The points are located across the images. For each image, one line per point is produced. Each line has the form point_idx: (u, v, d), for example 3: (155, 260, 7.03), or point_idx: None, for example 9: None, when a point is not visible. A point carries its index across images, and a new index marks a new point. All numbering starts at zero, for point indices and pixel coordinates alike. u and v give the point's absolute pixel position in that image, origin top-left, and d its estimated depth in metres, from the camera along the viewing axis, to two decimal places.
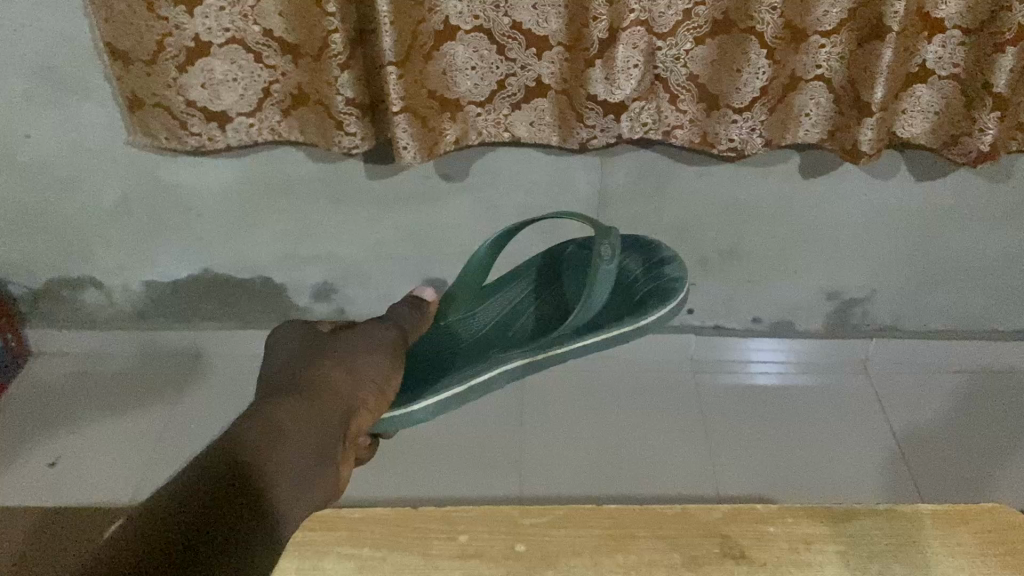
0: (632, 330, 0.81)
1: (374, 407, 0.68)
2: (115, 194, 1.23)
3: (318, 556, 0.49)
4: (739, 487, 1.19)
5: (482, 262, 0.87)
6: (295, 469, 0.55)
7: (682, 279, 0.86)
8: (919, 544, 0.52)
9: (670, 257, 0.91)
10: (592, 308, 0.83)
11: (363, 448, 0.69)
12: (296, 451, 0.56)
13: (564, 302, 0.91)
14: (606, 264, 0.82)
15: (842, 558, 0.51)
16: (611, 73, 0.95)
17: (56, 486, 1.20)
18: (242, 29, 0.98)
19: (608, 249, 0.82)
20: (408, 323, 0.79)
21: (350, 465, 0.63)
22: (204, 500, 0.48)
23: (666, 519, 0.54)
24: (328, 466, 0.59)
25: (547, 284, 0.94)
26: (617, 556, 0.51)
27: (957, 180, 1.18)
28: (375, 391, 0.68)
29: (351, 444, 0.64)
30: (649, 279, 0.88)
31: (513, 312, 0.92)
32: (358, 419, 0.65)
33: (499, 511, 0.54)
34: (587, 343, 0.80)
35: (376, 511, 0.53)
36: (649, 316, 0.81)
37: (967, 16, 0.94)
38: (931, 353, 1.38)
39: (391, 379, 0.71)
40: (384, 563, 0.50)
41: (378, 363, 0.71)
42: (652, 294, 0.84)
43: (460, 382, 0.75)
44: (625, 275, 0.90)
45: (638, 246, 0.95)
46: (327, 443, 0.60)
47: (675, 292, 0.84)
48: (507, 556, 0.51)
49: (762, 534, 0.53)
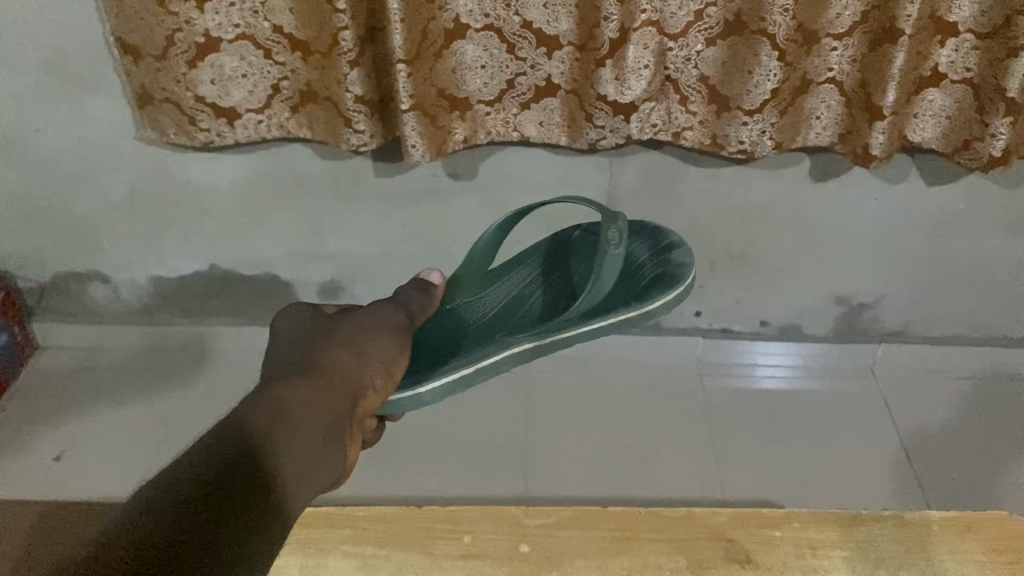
0: (640, 316, 0.80)
1: (382, 388, 0.66)
2: (124, 189, 1.23)
3: (321, 554, 0.66)
4: (744, 492, 1.19)
5: (489, 246, 0.86)
6: (302, 456, 0.54)
7: (689, 264, 0.85)
8: (927, 553, 0.66)
9: (677, 243, 0.90)
10: (600, 293, 0.82)
11: (369, 431, 0.69)
12: (303, 435, 0.55)
13: (571, 287, 0.91)
14: (612, 249, 0.80)
15: (848, 562, 0.65)
16: (621, 74, 0.94)
17: (63, 480, 1.20)
18: (252, 25, 0.98)
19: (615, 233, 0.81)
20: (414, 306, 0.75)
21: (356, 448, 0.62)
22: (197, 493, 0.46)
23: (677, 524, 0.69)
24: (334, 453, 0.57)
25: (551, 270, 0.93)
26: (623, 559, 0.66)
27: (970, 184, 1.17)
28: (382, 373, 0.66)
29: (357, 426, 0.63)
30: (655, 265, 0.87)
31: (518, 298, 0.91)
32: (365, 402, 0.64)
33: (505, 517, 0.69)
34: (595, 327, 0.79)
35: (380, 514, 0.69)
36: (657, 301, 0.80)
37: (981, 20, 0.93)
38: (940, 358, 1.38)
39: (399, 360, 0.69)
40: (387, 560, 0.66)
41: (387, 345, 0.68)
42: (659, 280, 0.84)
43: (467, 365, 0.74)
44: (631, 262, 0.90)
45: (647, 232, 0.94)
46: (333, 426, 0.59)
47: (682, 278, 0.83)
48: (513, 556, 0.66)
49: (768, 539, 0.67)
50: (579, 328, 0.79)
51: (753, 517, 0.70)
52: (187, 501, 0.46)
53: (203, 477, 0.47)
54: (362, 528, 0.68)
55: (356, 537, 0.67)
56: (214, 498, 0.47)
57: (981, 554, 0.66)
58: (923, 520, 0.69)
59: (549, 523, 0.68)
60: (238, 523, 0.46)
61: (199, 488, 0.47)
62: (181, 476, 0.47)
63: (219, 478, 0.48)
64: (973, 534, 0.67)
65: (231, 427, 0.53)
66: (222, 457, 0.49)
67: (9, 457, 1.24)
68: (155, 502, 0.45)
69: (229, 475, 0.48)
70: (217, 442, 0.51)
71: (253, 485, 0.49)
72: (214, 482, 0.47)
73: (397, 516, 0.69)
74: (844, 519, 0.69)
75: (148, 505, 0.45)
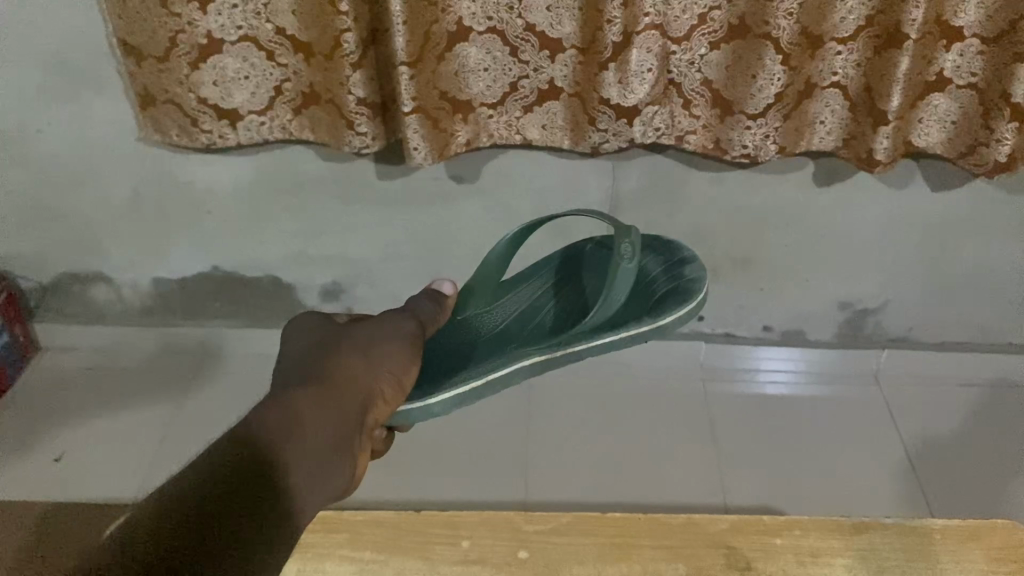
0: (651, 330, 0.79)
1: (391, 399, 0.65)
2: (126, 190, 1.23)
3: (318, 559, 0.66)
4: (746, 498, 1.18)
5: (501, 258, 0.86)
6: (310, 466, 0.53)
7: (701, 280, 0.84)
8: (928, 559, 0.66)
9: (690, 258, 0.89)
10: (611, 307, 0.81)
11: (378, 441, 0.68)
12: (312, 446, 0.55)
13: (582, 301, 0.90)
14: (625, 263, 0.80)
15: (849, 569, 0.65)
16: (624, 77, 0.93)
17: (64, 481, 1.20)
18: (255, 27, 0.98)
19: (627, 247, 0.81)
20: (425, 316, 0.74)
21: (365, 460, 0.61)
22: (206, 493, 0.46)
23: (679, 530, 0.69)
24: (341, 464, 0.57)
25: (563, 283, 0.93)
26: (622, 564, 0.66)
27: (975, 190, 1.16)
28: (392, 384, 0.65)
29: (366, 436, 0.62)
30: (668, 280, 0.86)
31: (529, 309, 0.91)
32: (374, 412, 0.63)
33: (504, 522, 0.69)
34: (606, 342, 0.78)
35: (377, 518, 0.69)
36: (669, 316, 0.79)
37: (987, 25, 0.92)
38: (943, 365, 1.37)
39: (410, 370, 0.68)
40: (385, 565, 0.66)
41: (398, 355, 0.67)
42: (671, 295, 0.83)
43: (477, 377, 0.72)
44: (644, 275, 0.89)
45: (659, 246, 0.93)
46: (342, 435, 0.58)
47: (694, 293, 0.82)
48: (511, 562, 0.66)
49: (768, 546, 0.67)
50: (591, 342, 0.77)
51: (754, 524, 0.70)
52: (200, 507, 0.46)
53: (213, 474, 0.48)
54: (360, 533, 0.68)
55: (354, 542, 0.67)
56: (225, 494, 0.47)
57: (985, 564, 0.65)
58: (926, 526, 0.69)
59: (548, 529, 0.68)
60: (250, 531, 0.46)
61: (211, 492, 0.47)
62: (191, 483, 0.47)
63: (230, 482, 0.48)
64: (977, 543, 0.67)
65: (242, 435, 0.52)
66: (231, 461, 0.49)
67: (10, 458, 1.23)
68: (166, 506, 0.45)
69: (240, 479, 0.48)
70: (227, 449, 0.50)
71: (267, 487, 0.49)
72: (227, 486, 0.47)
73: (396, 521, 0.69)
74: (848, 527, 0.69)
75: (159, 511, 0.45)
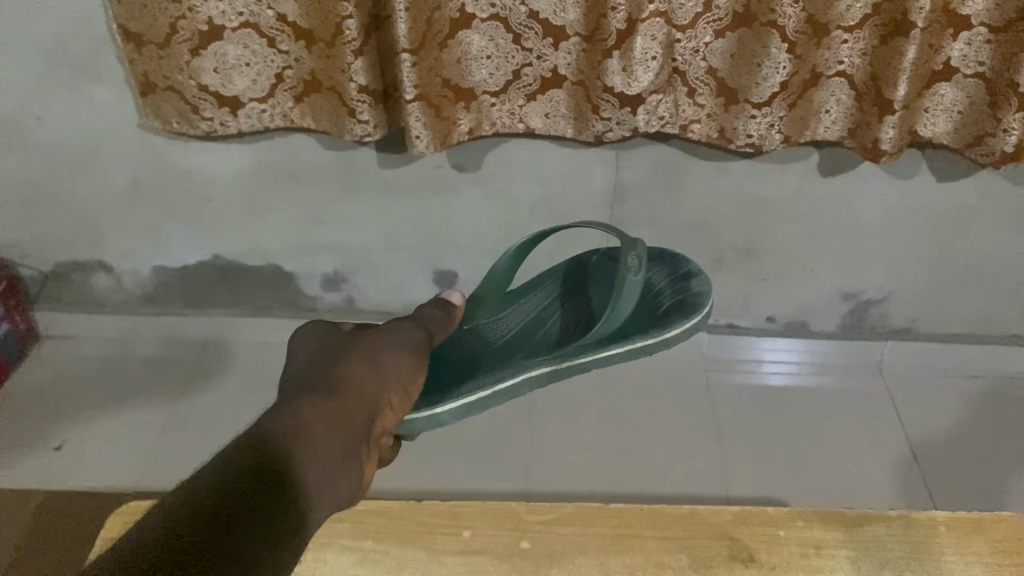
0: (657, 344, 0.78)
1: (398, 406, 0.65)
2: (126, 178, 1.23)
3: (318, 549, 0.66)
4: (748, 489, 1.18)
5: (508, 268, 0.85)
6: (320, 474, 0.53)
7: (706, 293, 0.83)
8: (934, 555, 0.67)
9: (696, 271, 0.88)
10: (617, 319, 0.80)
11: (385, 448, 0.67)
12: (321, 453, 0.54)
13: (588, 312, 0.89)
14: (632, 275, 0.80)
15: (852, 562, 0.66)
16: (629, 65, 0.92)
17: (63, 469, 1.20)
18: (256, 13, 0.97)
19: (635, 259, 0.80)
20: (433, 323, 0.74)
21: (371, 467, 0.61)
22: (226, 486, 0.47)
23: (684, 522, 0.69)
24: (350, 471, 0.56)
25: (568, 294, 0.92)
26: (625, 554, 0.67)
27: (983, 180, 1.15)
28: (399, 390, 0.65)
29: (373, 445, 0.61)
30: (673, 292, 0.85)
31: (536, 320, 0.90)
32: (381, 420, 0.63)
33: (506, 513, 0.70)
34: (610, 355, 0.78)
35: (380, 507, 0.70)
36: (673, 329, 0.79)
37: (995, 14, 0.91)
38: (949, 356, 1.36)
39: (415, 379, 0.67)
40: (386, 555, 0.67)
41: (403, 362, 0.67)
42: (675, 308, 0.82)
43: (485, 388, 0.72)
44: (649, 288, 0.88)
45: (665, 257, 0.92)
46: (351, 442, 0.58)
47: (701, 306, 0.81)
48: (513, 552, 0.67)
49: (772, 537, 0.68)
50: (596, 354, 0.77)
51: (757, 515, 0.70)
52: (214, 506, 0.45)
53: (234, 471, 0.48)
54: (362, 522, 0.69)
55: (355, 532, 0.68)
56: (245, 486, 0.47)
57: (990, 556, 0.66)
58: (931, 519, 0.70)
59: (549, 520, 0.69)
60: (260, 530, 0.45)
61: (229, 488, 0.47)
62: (208, 479, 0.47)
63: (241, 484, 0.47)
64: (980, 535, 0.68)
65: (250, 439, 0.52)
66: (244, 466, 0.49)
67: (9, 448, 1.23)
68: (182, 505, 0.45)
69: (254, 480, 0.48)
70: (239, 453, 0.50)
71: (279, 490, 0.49)
72: (243, 486, 0.47)
73: (397, 512, 0.70)
74: (851, 520, 0.69)
75: (180, 504, 0.46)
